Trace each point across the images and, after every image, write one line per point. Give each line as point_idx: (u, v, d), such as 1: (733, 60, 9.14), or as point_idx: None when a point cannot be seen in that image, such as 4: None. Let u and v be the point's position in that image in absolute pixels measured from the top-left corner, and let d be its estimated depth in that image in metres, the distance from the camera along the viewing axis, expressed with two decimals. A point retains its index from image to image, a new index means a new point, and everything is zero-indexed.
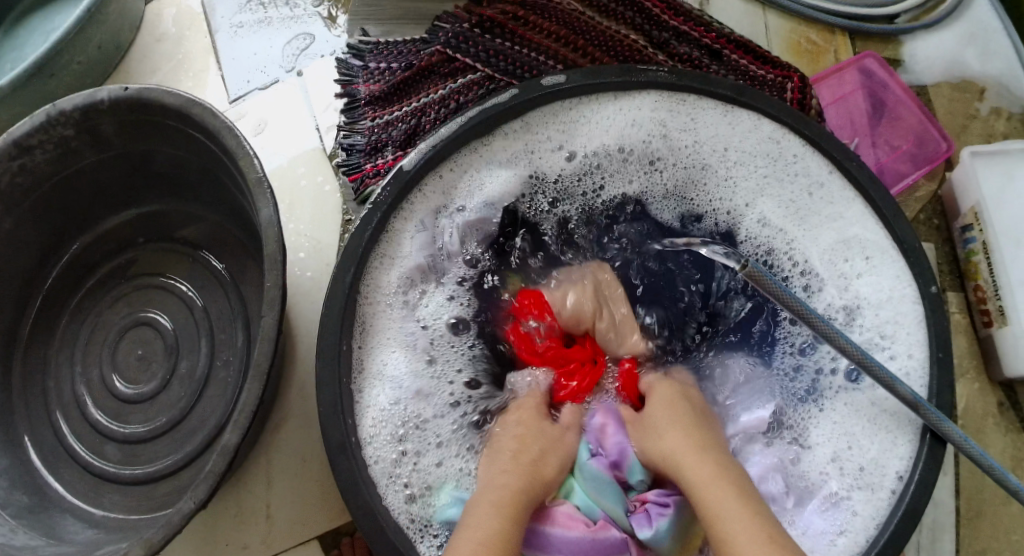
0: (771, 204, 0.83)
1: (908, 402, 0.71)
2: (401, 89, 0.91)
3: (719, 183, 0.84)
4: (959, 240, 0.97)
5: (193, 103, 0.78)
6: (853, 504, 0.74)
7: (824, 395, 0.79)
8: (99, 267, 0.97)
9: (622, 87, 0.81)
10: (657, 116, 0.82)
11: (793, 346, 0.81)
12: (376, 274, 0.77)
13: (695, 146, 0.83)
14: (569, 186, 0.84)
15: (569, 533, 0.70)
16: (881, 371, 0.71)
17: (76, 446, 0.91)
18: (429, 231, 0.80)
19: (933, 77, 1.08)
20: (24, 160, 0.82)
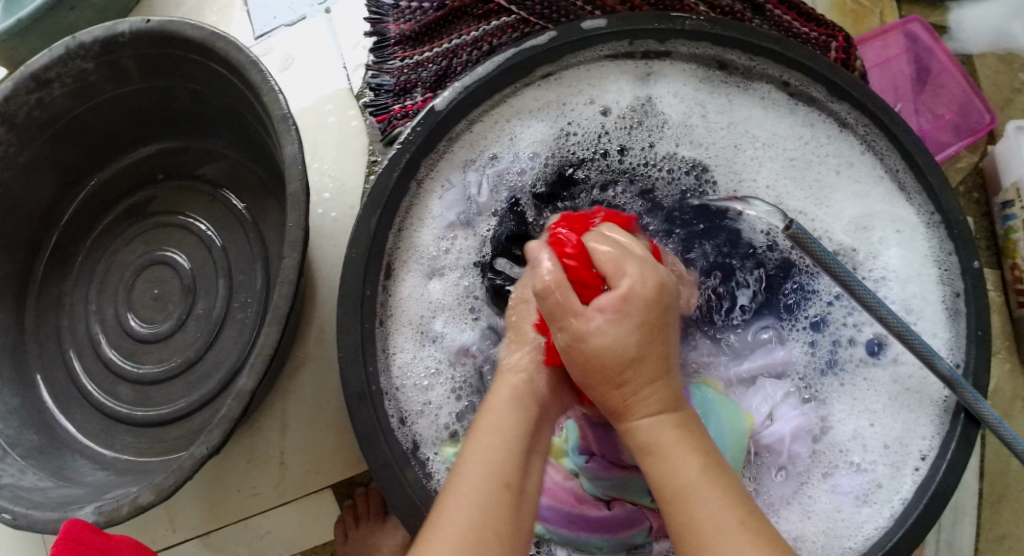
0: (798, 186, 0.80)
1: (945, 378, 0.69)
2: (432, 30, 0.88)
3: (754, 156, 0.80)
4: (998, 217, 0.94)
5: (216, 36, 0.75)
6: (878, 476, 0.72)
7: (843, 368, 0.76)
8: (118, 204, 0.95)
9: (669, 50, 0.79)
10: (698, 90, 0.81)
11: (807, 318, 0.77)
12: (408, 237, 0.76)
13: (732, 125, 0.80)
14: (610, 143, 0.80)
15: (580, 510, 0.68)
16: (920, 347, 0.69)
17: (90, 385, 0.90)
18: (459, 188, 0.78)
19: (979, 48, 1.04)
20: (43, 93, 0.80)
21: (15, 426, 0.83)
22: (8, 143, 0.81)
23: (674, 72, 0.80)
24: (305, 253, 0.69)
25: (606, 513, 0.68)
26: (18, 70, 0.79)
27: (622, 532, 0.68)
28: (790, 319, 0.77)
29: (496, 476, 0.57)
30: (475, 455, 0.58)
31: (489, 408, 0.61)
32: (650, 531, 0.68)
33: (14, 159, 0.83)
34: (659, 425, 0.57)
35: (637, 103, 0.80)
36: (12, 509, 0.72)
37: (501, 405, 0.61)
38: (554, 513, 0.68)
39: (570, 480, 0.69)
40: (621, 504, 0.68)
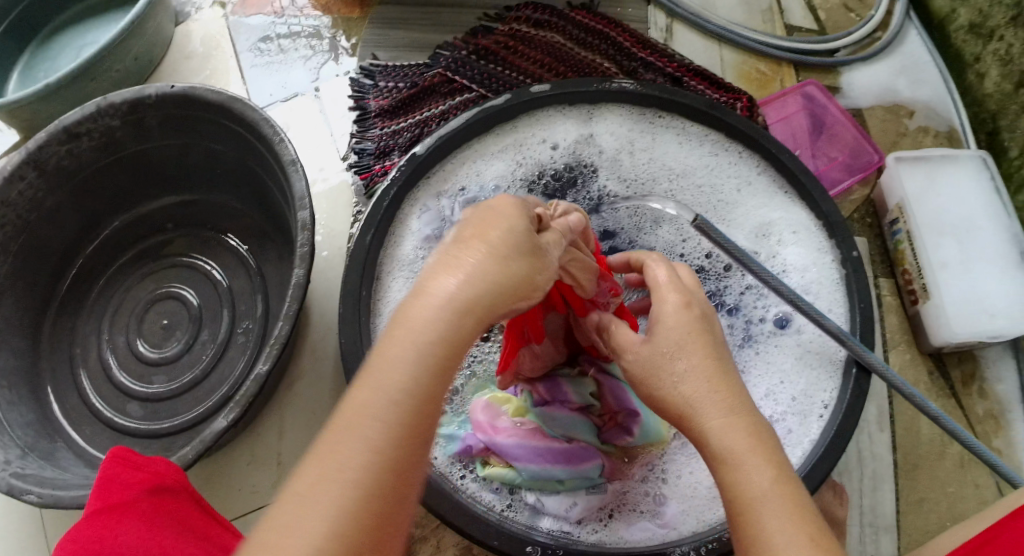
0: (699, 204, 0.96)
1: (836, 335, 0.84)
2: (407, 104, 1.07)
3: (671, 184, 0.96)
4: (888, 233, 1.11)
5: (234, 99, 0.93)
6: (788, 425, 0.85)
7: (756, 340, 0.90)
8: (129, 248, 1.08)
9: (604, 101, 0.96)
10: (631, 130, 0.97)
11: (727, 304, 0.92)
12: (392, 249, 0.89)
13: (655, 161, 0.97)
14: (557, 173, 0.96)
15: (545, 444, 0.79)
16: (811, 310, 0.85)
17: (101, 406, 1.00)
18: (433, 211, 0.92)
19: (868, 101, 1.23)
20: (72, 144, 0.95)
21: (32, 434, 0.92)
22: (38, 187, 0.95)
23: (612, 117, 0.97)
24: (310, 267, 0.86)
25: (566, 446, 0.80)
26: (53, 124, 0.93)
27: (583, 464, 0.79)
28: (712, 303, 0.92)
29: (404, 423, 0.53)
30: (383, 388, 0.53)
31: (413, 325, 0.55)
32: (604, 469, 0.80)
33: (41, 202, 0.97)
34: (732, 432, 0.61)
35: (580, 138, 0.97)
36: (38, 491, 0.82)
37: (424, 324, 0.55)
38: (522, 452, 0.79)
39: (533, 424, 0.81)
40: (577, 441, 0.80)
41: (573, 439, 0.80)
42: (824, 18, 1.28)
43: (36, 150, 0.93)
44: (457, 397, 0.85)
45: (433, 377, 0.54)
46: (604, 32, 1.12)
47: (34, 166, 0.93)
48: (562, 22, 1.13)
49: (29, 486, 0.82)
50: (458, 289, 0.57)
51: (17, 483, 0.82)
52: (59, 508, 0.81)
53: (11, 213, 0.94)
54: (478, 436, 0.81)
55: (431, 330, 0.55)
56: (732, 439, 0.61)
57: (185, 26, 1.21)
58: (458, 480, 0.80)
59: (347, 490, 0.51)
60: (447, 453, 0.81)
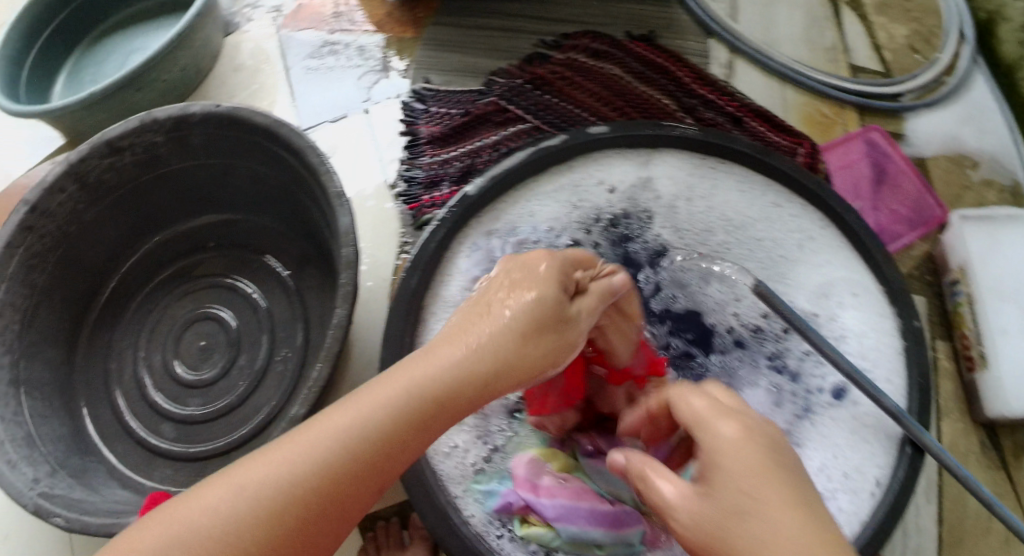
0: (755, 260, 0.92)
1: (891, 412, 0.82)
2: (459, 132, 1.04)
3: (728, 238, 0.93)
4: (947, 294, 1.07)
5: (280, 123, 0.92)
6: (839, 503, 0.82)
7: (815, 411, 0.87)
8: (169, 265, 1.09)
9: (665, 143, 0.93)
10: (691, 176, 0.93)
11: (786, 369, 0.89)
12: (438, 291, 0.86)
13: (711, 210, 0.93)
14: (611, 216, 0.93)
15: (589, 506, 0.77)
16: (866, 384, 0.83)
17: (134, 424, 1.00)
18: (483, 249, 0.88)
19: (931, 150, 1.18)
20: (115, 157, 0.95)
21: (63, 451, 0.91)
22: (77, 199, 0.95)
23: (671, 160, 0.94)
24: (353, 306, 0.83)
25: (610, 508, 0.77)
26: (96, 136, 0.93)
27: (624, 528, 0.77)
28: (772, 368, 0.90)
29: (337, 453, 0.60)
30: (344, 419, 0.62)
31: (397, 380, 0.65)
32: (644, 534, 0.78)
33: (82, 213, 0.97)
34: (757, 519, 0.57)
35: (638, 180, 0.93)
36: (65, 515, 0.79)
37: (417, 376, 0.66)
38: (564, 512, 0.77)
39: (577, 481, 0.80)
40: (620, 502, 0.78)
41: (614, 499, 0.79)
42: (890, 59, 1.23)
43: (78, 162, 0.92)
44: (497, 455, 0.83)
45: (383, 430, 0.62)
46: (664, 66, 1.09)
47: (75, 178, 0.93)
48: (623, 54, 1.10)
49: (57, 508, 0.79)
50: (448, 367, 0.67)
51: (45, 504, 0.79)
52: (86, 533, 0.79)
53: (51, 224, 0.93)
54: (518, 493, 0.79)
55: (403, 398, 0.64)
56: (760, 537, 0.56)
57: (234, 37, 1.19)
58: (494, 540, 0.78)
59: (253, 488, 0.58)
60: (485, 509, 0.80)
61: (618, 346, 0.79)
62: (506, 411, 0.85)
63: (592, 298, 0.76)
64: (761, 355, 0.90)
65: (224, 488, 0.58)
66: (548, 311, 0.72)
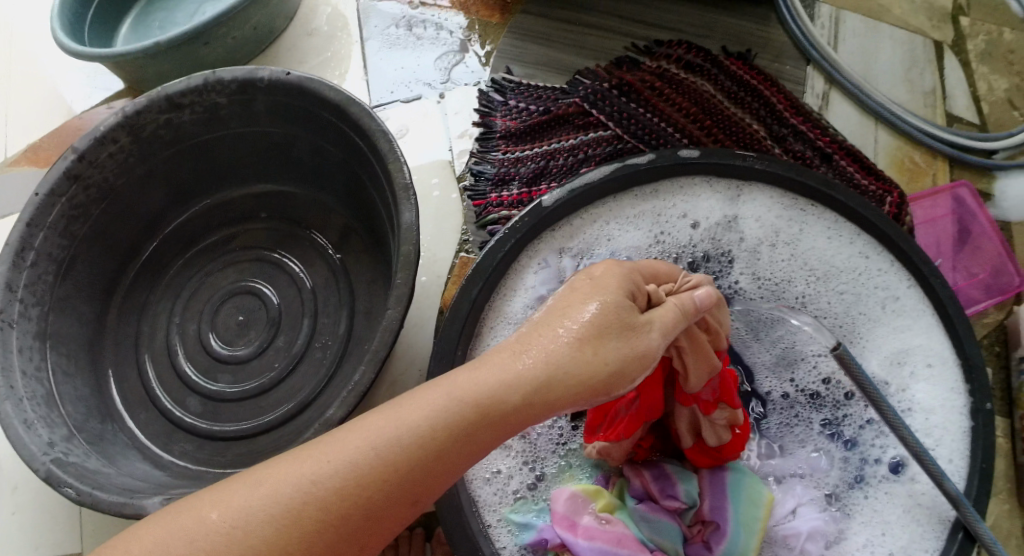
0: (835, 315, 0.88)
1: (951, 498, 0.78)
2: (535, 131, 0.99)
3: (812, 290, 0.89)
4: (1014, 371, 1.02)
5: (351, 101, 0.87)
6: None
7: (868, 482, 0.83)
8: (215, 232, 1.06)
9: (755, 180, 0.88)
10: (780, 220, 0.89)
11: (841, 435, 0.85)
12: (501, 305, 0.82)
13: (796, 259, 0.89)
14: (692, 250, 0.89)
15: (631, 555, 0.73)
16: (934, 468, 0.78)
17: (160, 392, 0.98)
18: (552, 268, 0.84)
19: (1018, 216, 1.11)
20: (172, 114, 0.92)
21: (84, 413, 0.90)
22: (128, 153, 0.93)
23: (760, 198, 0.89)
24: (406, 309, 0.80)
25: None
26: (156, 90, 0.91)
27: None
28: (825, 434, 0.86)
29: (379, 468, 0.55)
30: (388, 427, 0.56)
31: (450, 382, 0.58)
32: None
33: (130, 168, 0.95)
34: None
35: (723, 219, 0.89)
36: (77, 487, 0.79)
37: (473, 384, 0.58)
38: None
39: (621, 525, 0.75)
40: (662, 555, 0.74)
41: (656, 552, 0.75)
42: (986, 112, 1.16)
43: (133, 115, 0.90)
44: (540, 485, 0.80)
45: (431, 446, 0.56)
46: (757, 88, 1.03)
47: (128, 130, 0.91)
48: (715, 69, 1.04)
49: (68, 479, 0.78)
50: (497, 377, 0.59)
51: (57, 472, 0.79)
52: (94, 509, 0.79)
53: (97, 175, 0.92)
54: (554, 530, 0.76)
55: (447, 409, 0.57)
56: None
57: None
58: None
59: (288, 500, 0.53)
60: (518, 542, 0.77)
61: (696, 372, 0.72)
62: (555, 440, 0.82)
63: (668, 310, 0.66)
64: (818, 418, 0.87)
65: (255, 493, 0.54)
66: (615, 319, 0.62)
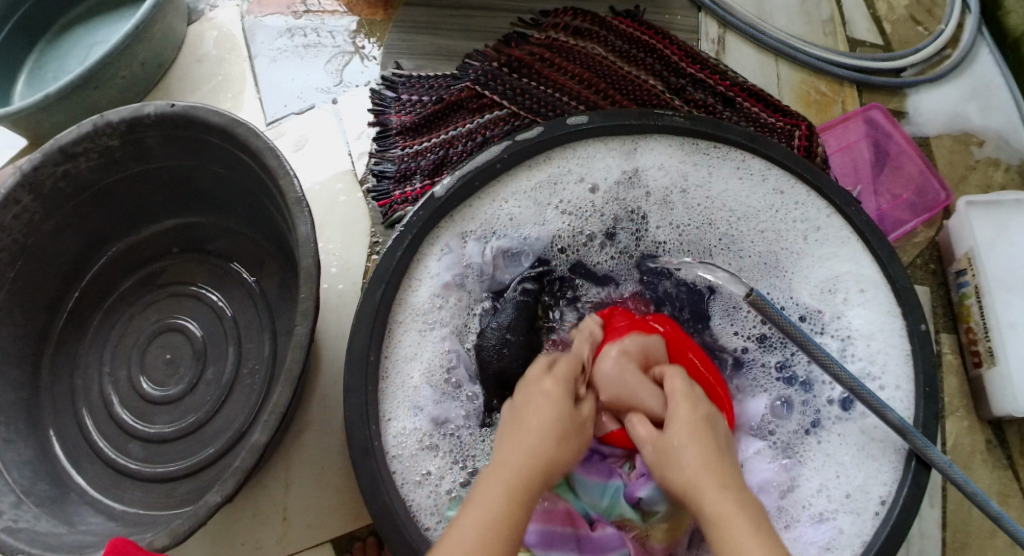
0: (758, 253, 0.88)
1: (896, 427, 0.77)
2: (432, 121, 1.00)
3: (731, 233, 0.88)
4: (953, 284, 1.01)
5: (237, 123, 0.84)
6: (840, 523, 0.78)
7: (822, 425, 0.83)
8: (131, 274, 1.04)
9: (652, 132, 0.88)
10: (683, 166, 0.89)
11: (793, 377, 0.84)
12: (405, 298, 0.83)
13: (710, 201, 0.88)
14: (600, 210, 0.88)
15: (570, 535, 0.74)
16: (872, 399, 0.77)
17: (103, 443, 0.97)
18: (456, 252, 0.85)
19: (934, 129, 1.11)
20: (68, 165, 0.89)
21: (29, 477, 0.89)
22: (33, 211, 0.90)
23: (658, 148, 0.89)
24: (315, 322, 0.76)
25: (594, 533, 0.74)
26: (48, 143, 0.88)
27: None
28: (779, 376, 0.85)
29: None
30: (471, 526, 0.60)
31: (508, 448, 0.66)
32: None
33: (39, 225, 0.92)
34: (719, 496, 0.62)
35: (624, 175, 0.88)
36: (30, 552, 0.78)
37: (529, 443, 0.66)
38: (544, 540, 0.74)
39: (557, 500, 0.76)
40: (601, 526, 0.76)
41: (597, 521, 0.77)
42: (890, 31, 1.15)
43: (30, 172, 0.87)
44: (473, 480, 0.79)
45: (515, 517, 0.62)
46: (650, 44, 1.03)
47: (29, 188, 0.88)
48: (604, 31, 1.04)
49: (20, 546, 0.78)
50: (539, 438, 0.66)
51: (7, 540, 0.78)
52: None
53: (6, 239, 0.89)
54: None
55: (534, 452, 0.65)
56: (692, 460, 0.65)
57: (198, 25, 1.14)
58: None
59: None
60: None
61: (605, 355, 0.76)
62: (475, 428, 0.82)
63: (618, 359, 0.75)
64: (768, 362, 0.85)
65: None
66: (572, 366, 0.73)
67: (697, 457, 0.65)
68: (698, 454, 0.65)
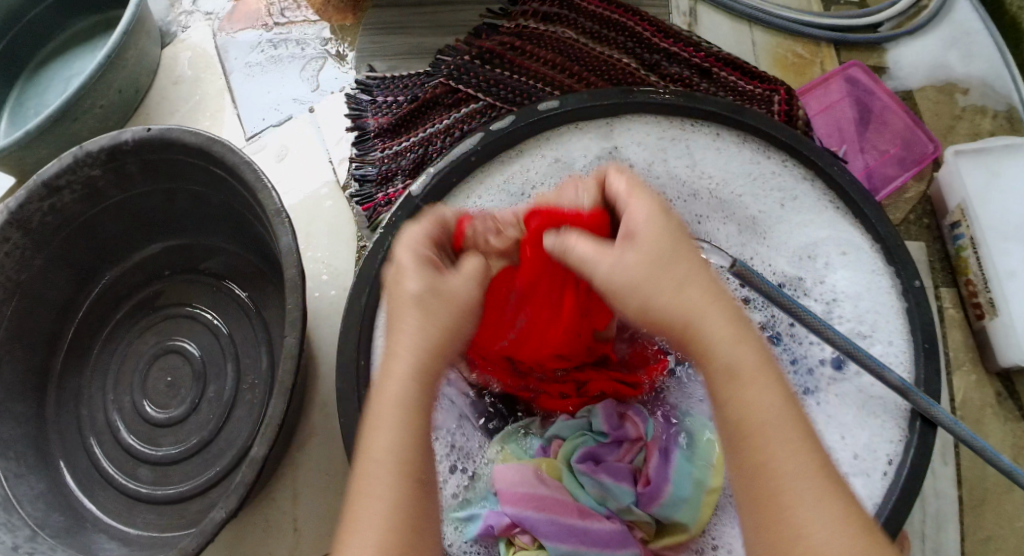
0: (741, 224, 0.87)
1: (896, 387, 0.76)
2: (408, 121, 1.00)
3: (712, 209, 0.87)
4: (949, 237, 1.00)
5: (211, 140, 0.84)
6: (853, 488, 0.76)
7: (817, 389, 0.81)
8: (124, 302, 1.04)
9: (627, 110, 0.88)
10: (662, 138, 0.88)
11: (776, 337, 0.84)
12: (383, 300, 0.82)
13: (691, 170, 0.88)
14: None
15: (581, 527, 0.74)
16: (868, 360, 0.76)
17: (112, 470, 0.97)
18: None
19: (917, 82, 1.10)
20: (54, 199, 0.90)
21: (43, 509, 0.89)
22: (24, 247, 0.90)
23: (634, 125, 0.88)
24: (304, 332, 0.76)
25: (609, 526, 0.75)
26: (31, 180, 0.88)
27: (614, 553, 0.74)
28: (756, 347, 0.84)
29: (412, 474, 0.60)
30: (383, 445, 0.60)
31: (384, 398, 0.61)
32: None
33: (30, 262, 0.92)
34: (734, 349, 0.59)
35: (602, 151, 0.88)
36: None
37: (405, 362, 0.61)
38: (557, 532, 0.74)
39: (569, 495, 0.77)
40: (612, 520, 0.76)
41: (608, 516, 0.76)
42: None
43: (17, 210, 0.88)
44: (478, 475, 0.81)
45: (414, 435, 0.60)
46: (622, 23, 1.03)
47: (18, 226, 0.88)
48: (572, 14, 1.03)
49: None
50: (413, 360, 0.61)
51: None
52: None
53: None
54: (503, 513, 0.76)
55: (406, 392, 0.61)
56: (733, 357, 0.59)
57: (172, 48, 1.14)
58: None
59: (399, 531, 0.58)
60: (467, 537, 0.78)
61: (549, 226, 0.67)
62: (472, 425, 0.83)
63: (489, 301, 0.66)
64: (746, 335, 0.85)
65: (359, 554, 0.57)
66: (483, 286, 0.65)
67: (685, 277, 0.60)
68: (688, 295, 0.60)
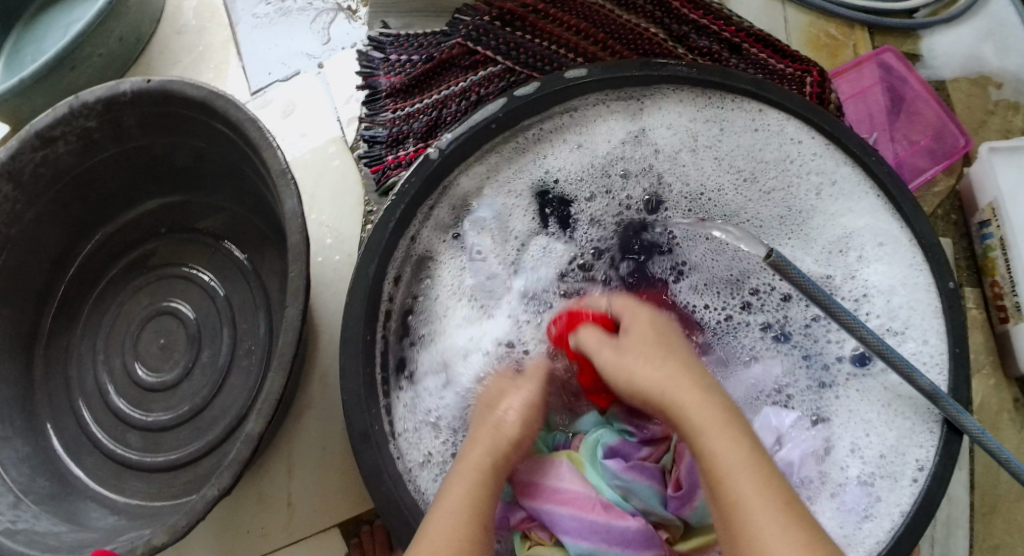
0: (773, 214, 0.87)
1: (926, 393, 0.74)
2: (422, 81, 0.95)
3: (743, 197, 0.87)
4: (976, 236, 0.97)
5: (215, 95, 0.80)
6: (878, 491, 0.76)
7: (836, 383, 0.82)
8: (119, 260, 1.00)
9: (660, 89, 0.86)
10: (693, 121, 0.87)
11: (797, 327, 0.85)
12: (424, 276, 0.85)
13: (721, 159, 0.87)
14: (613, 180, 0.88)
15: (602, 522, 0.72)
16: (898, 361, 0.74)
17: (99, 434, 0.93)
18: (471, 225, 0.86)
19: (952, 72, 1.06)
20: (47, 150, 0.85)
21: (28, 474, 0.86)
22: (14, 199, 0.86)
23: (666, 107, 0.87)
24: (307, 302, 0.72)
25: (633, 524, 0.72)
26: (24, 128, 0.84)
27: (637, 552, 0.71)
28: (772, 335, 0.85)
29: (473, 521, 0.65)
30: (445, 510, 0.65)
31: (447, 495, 0.66)
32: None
33: (20, 216, 0.88)
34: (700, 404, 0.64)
35: (630, 136, 0.88)
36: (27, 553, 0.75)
37: (476, 451, 0.70)
38: (578, 528, 0.72)
39: (591, 489, 0.74)
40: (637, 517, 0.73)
41: (631, 513, 0.73)
42: None
43: (8, 160, 0.83)
44: None
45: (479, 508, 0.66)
46: None
47: (8, 177, 0.84)
48: None
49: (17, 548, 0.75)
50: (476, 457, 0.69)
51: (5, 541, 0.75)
52: None
53: None
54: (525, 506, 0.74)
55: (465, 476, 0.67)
56: (699, 411, 0.64)
57: None
58: None
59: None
60: None
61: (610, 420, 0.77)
62: None
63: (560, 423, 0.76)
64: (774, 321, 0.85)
65: None
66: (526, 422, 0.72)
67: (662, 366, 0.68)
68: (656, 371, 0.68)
